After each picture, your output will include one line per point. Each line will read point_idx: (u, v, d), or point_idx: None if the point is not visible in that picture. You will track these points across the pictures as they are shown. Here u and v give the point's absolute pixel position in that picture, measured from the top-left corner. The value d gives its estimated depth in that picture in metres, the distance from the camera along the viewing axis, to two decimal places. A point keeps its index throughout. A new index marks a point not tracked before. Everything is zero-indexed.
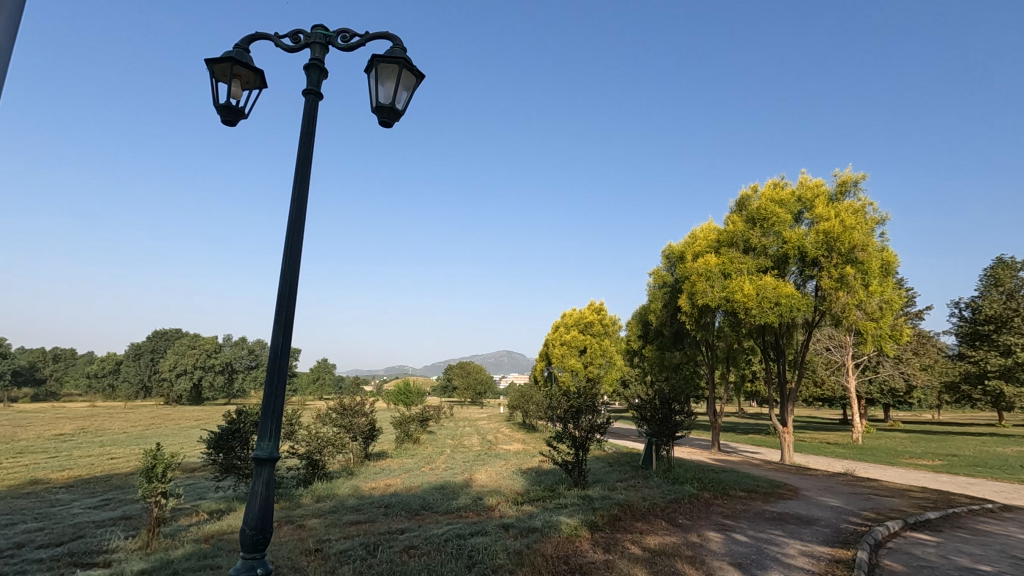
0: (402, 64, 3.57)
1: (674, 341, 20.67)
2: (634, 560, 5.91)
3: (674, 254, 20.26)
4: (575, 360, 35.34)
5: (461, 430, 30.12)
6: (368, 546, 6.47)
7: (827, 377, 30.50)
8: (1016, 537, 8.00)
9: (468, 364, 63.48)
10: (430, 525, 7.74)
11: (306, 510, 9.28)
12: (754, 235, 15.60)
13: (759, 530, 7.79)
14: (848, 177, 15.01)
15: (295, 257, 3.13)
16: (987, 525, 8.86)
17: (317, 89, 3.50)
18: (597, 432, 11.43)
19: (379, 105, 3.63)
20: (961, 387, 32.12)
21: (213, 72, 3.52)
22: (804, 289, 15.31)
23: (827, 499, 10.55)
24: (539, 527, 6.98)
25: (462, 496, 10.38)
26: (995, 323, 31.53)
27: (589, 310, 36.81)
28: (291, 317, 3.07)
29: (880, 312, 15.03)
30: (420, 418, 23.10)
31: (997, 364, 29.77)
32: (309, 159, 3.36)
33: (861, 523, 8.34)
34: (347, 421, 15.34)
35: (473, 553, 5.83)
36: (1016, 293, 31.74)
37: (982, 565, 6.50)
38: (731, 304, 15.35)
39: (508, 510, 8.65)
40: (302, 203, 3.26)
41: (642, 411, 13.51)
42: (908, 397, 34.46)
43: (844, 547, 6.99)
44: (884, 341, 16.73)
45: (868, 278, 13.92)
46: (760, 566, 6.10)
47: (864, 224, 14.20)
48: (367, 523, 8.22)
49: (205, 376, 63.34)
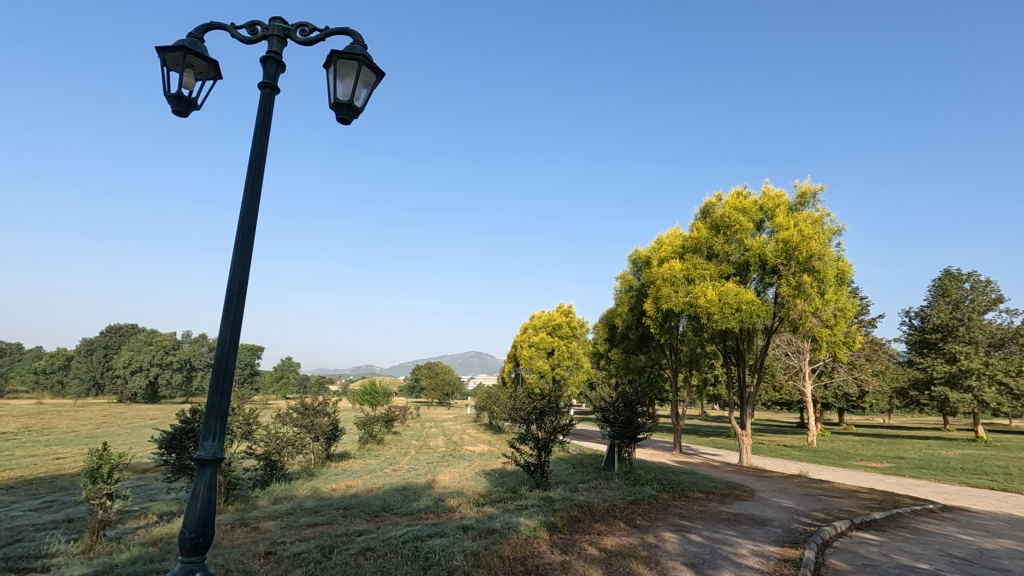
0: (361, 61, 3.54)
1: (639, 345, 20.95)
2: (590, 561, 5.98)
3: (640, 259, 20.57)
4: (543, 361, 35.50)
5: (427, 431, 30.00)
6: (324, 548, 6.36)
7: (785, 381, 31.45)
8: (954, 536, 8.39)
9: (436, 364, 63.13)
10: (389, 526, 7.67)
11: (261, 512, 9.03)
12: (717, 241, 15.95)
13: (713, 530, 7.98)
14: (808, 188, 15.52)
15: (244, 257, 3.06)
16: (927, 525, 9.28)
17: (273, 82, 3.44)
18: (561, 433, 11.51)
19: (337, 101, 3.59)
20: (909, 392, 33.48)
21: (164, 61, 3.42)
22: (764, 295, 15.76)
23: (780, 500, 10.85)
24: (498, 529, 6.98)
25: (423, 497, 10.36)
26: (942, 332, 33.02)
27: (558, 313, 37.00)
28: (240, 316, 2.99)
29: (834, 320, 15.63)
30: (385, 419, 22.84)
31: (943, 371, 31.24)
32: (264, 155, 3.29)
33: (811, 524, 8.64)
34: (308, 421, 14.99)
35: (430, 555, 5.79)
36: (962, 303, 33.36)
37: (921, 563, 6.81)
38: (694, 309, 15.67)
39: (469, 510, 8.68)
40: (254, 202, 3.19)
41: (605, 413, 13.65)
42: (860, 402, 35.84)
43: (793, 546, 7.23)
44: (838, 348, 17.37)
45: (824, 286, 14.44)
46: (712, 566, 6.23)
47: (822, 235, 14.71)
48: (325, 525, 8.10)
49: (161, 373, 61.25)
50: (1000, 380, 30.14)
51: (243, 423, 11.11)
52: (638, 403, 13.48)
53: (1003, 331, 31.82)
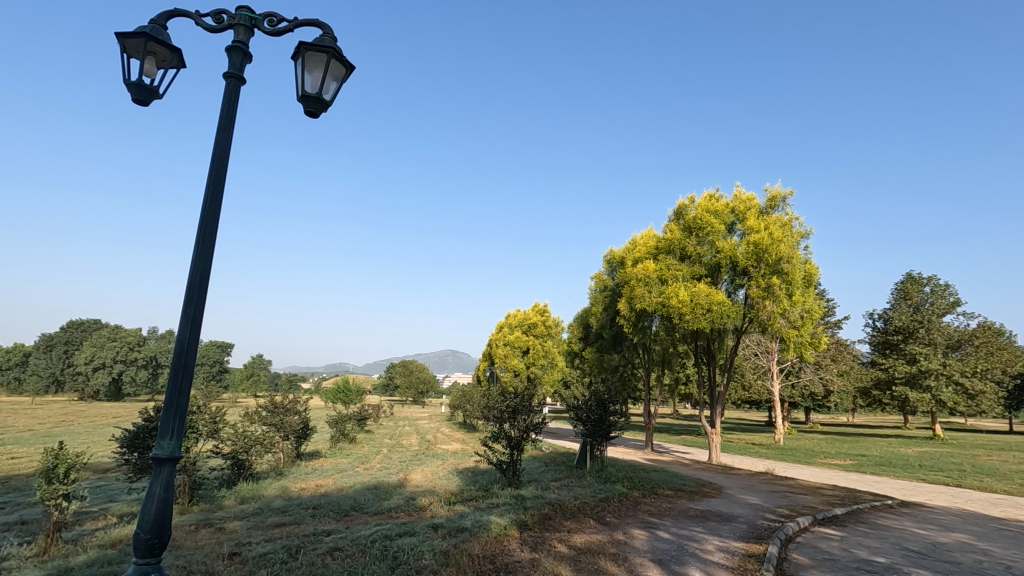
0: (330, 54, 3.49)
1: (612, 344, 21.13)
2: (559, 558, 6.01)
3: (615, 259, 20.77)
4: (518, 360, 35.53)
5: (400, 430, 29.76)
6: (290, 548, 6.27)
7: (754, 381, 32.13)
8: (910, 531, 8.68)
9: (411, 362, 62.79)
10: (358, 526, 7.57)
11: (226, 512, 8.85)
12: (690, 243, 16.17)
13: (681, 527, 8.12)
14: (778, 193, 15.86)
15: (206, 251, 2.99)
16: (886, 520, 9.60)
17: (239, 73, 3.36)
18: (534, 431, 11.54)
19: (305, 93, 3.53)
20: (872, 392, 34.52)
21: (123, 47, 3.31)
22: (734, 296, 16.06)
23: (746, 497, 11.08)
24: (468, 527, 6.97)
25: (394, 496, 10.26)
26: (904, 333, 34.13)
27: (534, 311, 37.11)
28: (200, 311, 2.93)
29: (801, 321, 16.06)
30: (357, 417, 22.60)
31: (904, 371, 32.29)
32: (228, 145, 3.22)
33: (775, 520, 8.85)
34: (278, 419, 14.73)
35: (398, 555, 5.75)
36: (922, 306, 34.54)
37: (878, 557, 7.02)
38: (666, 309, 15.87)
39: (440, 510, 8.62)
40: (217, 196, 3.12)
41: (578, 411, 13.73)
42: (826, 401, 36.82)
43: (757, 542, 7.40)
44: (805, 349, 17.82)
45: (792, 288, 14.82)
46: (679, 562, 6.33)
47: (791, 238, 15.08)
48: (293, 525, 7.98)
49: (126, 370, 59.46)
50: (957, 380, 31.35)
51: (208, 421, 10.80)
52: (611, 402, 13.60)
53: (961, 333, 33.09)
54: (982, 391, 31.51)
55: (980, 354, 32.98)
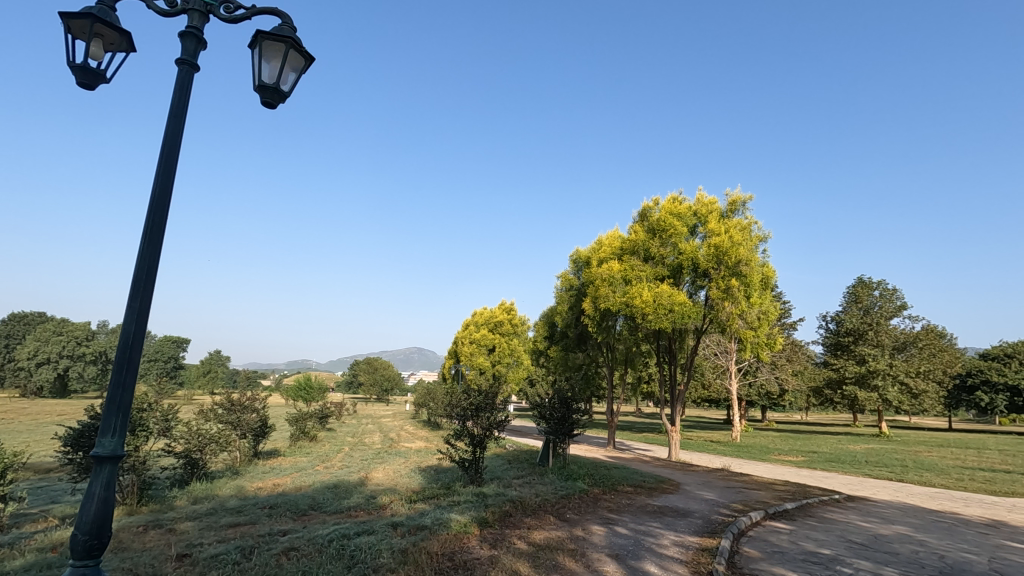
0: (289, 43, 3.43)
1: (577, 343, 21.33)
2: (518, 555, 6.05)
3: (581, 258, 20.97)
4: (483, 358, 35.51)
5: (362, 428, 29.37)
6: (244, 548, 6.12)
7: (714, 380, 32.99)
8: (854, 524, 9.08)
9: (375, 359, 62.05)
10: (316, 525, 7.44)
11: (178, 512, 8.59)
12: (654, 244, 16.45)
13: (638, 522, 8.28)
14: (738, 197, 16.31)
15: (153, 243, 2.90)
16: (832, 513, 10.03)
17: (192, 59, 3.26)
18: (496, 429, 11.58)
19: (262, 84, 3.46)
20: (824, 391, 35.92)
21: (68, 27, 3.17)
22: (695, 297, 16.43)
23: (702, 493, 11.38)
24: (428, 525, 6.95)
25: (354, 495, 10.09)
26: (854, 335, 35.58)
27: (500, 310, 37.11)
28: (146, 304, 2.84)
29: (758, 322, 16.57)
30: (319, 414, 22.19)
31: (854, 371, 33.67)
32: (179, 133, 3.12)
33: (728, 515, 9.13)
34: (234, 417, 14.32)
35: (355, 554, 5.68)
36: (872, 309, 36.05)
37: (824, 549, 7.32)
38: (630, 309, 16.12)
39: (400, 508, 8.55)
40: (167, 183, 3.03)
41: (541, 409, 13.78)
42: (781, 399, 38.10)
43: (711, 536, 7.60)
44: (761, 349, 18.36)
45: (750, 290, 15.31)
46: (635, 557, 6.45)
47: (749, 242, 15.58)
48: (248, 525, 7.77)
49: (73, 365, 56.88)
50: (902, 380, 32.92)
51: (160, 419, 10.36)
52: (573, 400, 13.74)
53: (906, 335, 34.79)
54: (924, 391, 33.18)
55: (924, 356, 34.71)
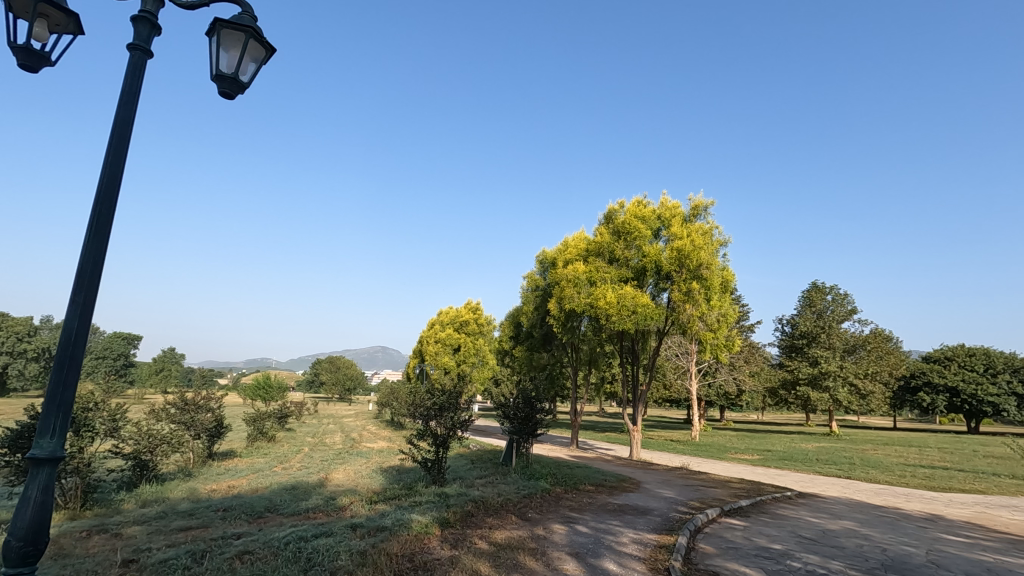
0: (249, 34, 3.34)
1: (542, 343, 21.43)
2: (479, 555, 6.04)
3: (547, 259, 21.09)
4: (448, 358, 35.33)
5: (324, 428, 28.81)
6: (195, 553, 5.90)
7: (675, 381, 33.72)
8: (803, 519, 9.43)
9: (338, 358, 60.98)
10: (272, 528, 7.27)
11: (125, 516, 8.24)
12: (618, 246, 16.69)
13: (599, 521, 8.39)
14: (700, 202, 16.71)
15: (100, 235, 2.78)
16: (784, 510, 10.39)
17: (145, 45, 3.14)
18: (460, 429, 11.54)
19: (220, 73, 3.36)
20: (779, 391, 37.18)
21: (9, 5, 3.01)
22: (658, 299, 16.73)
23: (662, 491, 11.62)
24: (388, 525, 6.86)
25: (313, 497, 9.89)
26: (808, 338, 36.95)
27: (466, 309, 37.01)
28: (91, 298, 2.72)
29: (718, 324, 17.00)
30: (277, 414, 21.63)
31: (807, 373, 34.98)
32: (130, 121, 3.01)
33: (686, 512, 9.34)
34: (188, 417, 13.82)
35: (313, 556, 5.58)
36: (824, 313, 37.52)
37: (775, 544, 7.57)
38: (595, 310, 16.31)
39: (360, 509, 8.43)
40: (116, 172, 2.91)
41: (505, 409, 13.78)
42: (739, 399, 39.24)
43: (668, 533, 7.77)
44: (720, 351, 18.83)
45: (710, 293, 15.72)
46: (594, 555, 6.54)
47: (710, 246, 15.98)
48: (200, 529, 7.50)
49: (12, 363, 53.85)
50: (851, 381, 34.37)
51: (108, 419, 9.91)
52: (538, 399, 13.81)
53: (856, 338, 36.34)
54: (871, 392, 34.74)
55: (872, 358, 36.33)
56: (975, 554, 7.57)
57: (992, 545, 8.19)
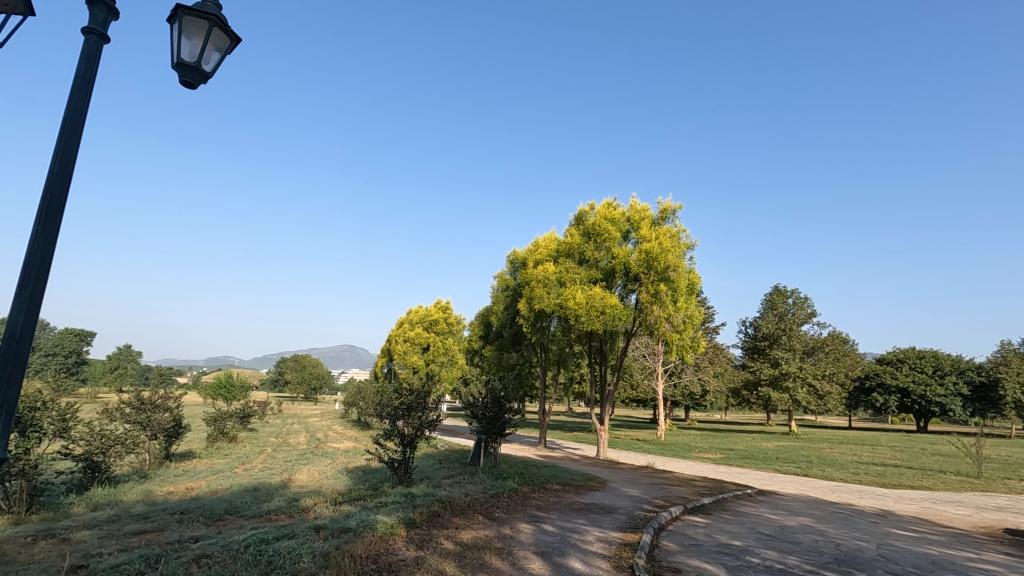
0: (213, 22, 3.25)
1: (511, 343, 21.44)
2: (444, 555, 6.01)
3: (518, 259, 21.12)
4: (417, 357, 35.04)
5: (287, 428, 28.19)
6: (149, 557, 5.69)
7: (642, 381, 34.22)
8: (763, 516, 9.70)
9: (304, 357, 59.76)
10: (232, 531, 7.08)
11: (73, 521, 7.89)
12: (588, 248, 16.85)
13: (565, 519, 8.45)
14: (669, 206, 17.01)
15: (49, 226, 2.66)
16: (745, 507, 10.67)
17: (102, 30, 3.02)
18: (428, 428, 11.44)
19: (181, 62, 3.25)
20: (742, 392, 38.14)
21: None
22: (626, 301, 16.95)
23: (627, 490, 11.78)
24: (353, 527, 6.76)
25: (275, 498, 9.67)
26: (770, 340, 38.01)
27: (435, 308, 36.79)
28: (38, 291, 2.60)
29: (684, 326, 17.30)
30: (240, 414, 21.06)
31: (769, 373, 35.99)
32: (83, 108, 2.88)
33: (650, 510, 9.51)
34: (144, 417, 13.33)
35: (273, 559, 5.45)
36: (785, 315, 38.65)
37: (735, 540, 7.77)
38: (564, 310, 16.42)
39: (324, 511, 8.29)
40: (67, 160, 2.79)
41: (473, 408, 13.73)
42: (703, 399, 40.10)
43: (633, 531, 7.89)
44: (686, 352, 19.16)
45: (676, 295, 16.01)
46: (560, 553, 6.60)
47: (678, 248, 16.27)
48: (155, 533, 7.25)
49: None
50: (810, 382, 35.51)
51: (57, 418, 9.51)
52: (506, 399, 13.81)
53: (814, 341, 37.57)
54: (828, 392, 35.97)
55: (829, 360, 37.61)
56: (922, 547, 7.93)
57: (937, 539, 8.60)
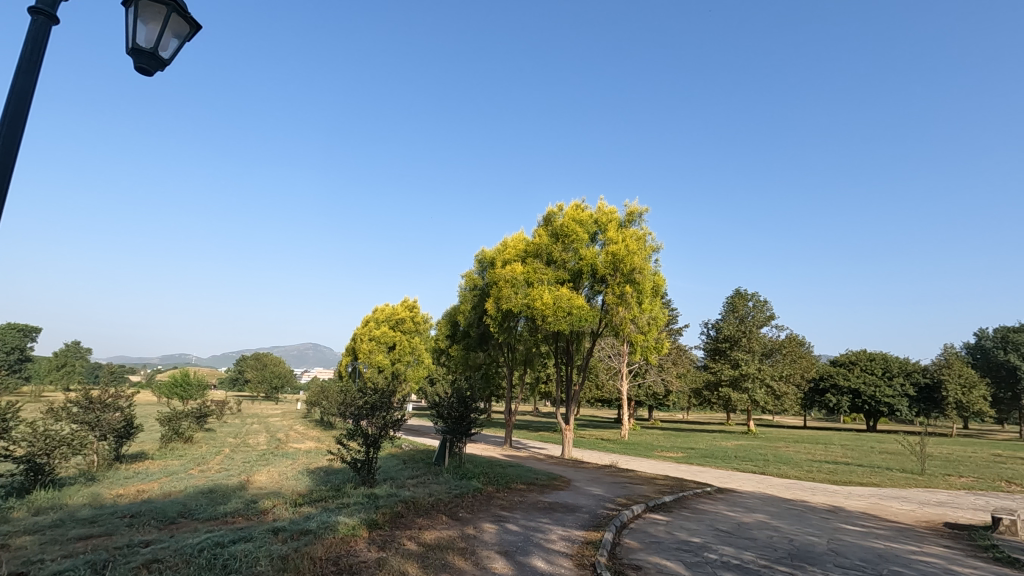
0: (171, 7, 3.13)
1: (479, 343, 21.41)
2: (407, 556, 5.96)
3: (486, 259, 21.08)
4: (383, 356, 34.62)
5: (247, 428, 27.43)
6: (96, 564, 5.44)
7: (607, 381, 34.68)
8: (721, 513, 9.97)
9: (265, 355, 58.24)
10: (185, 534, 6.84)
11: (13, 526, 7.49)
12: (556, 249, 16.96)
13: (529, 519, 8.49)
14: (635, 209, 17.28)
15: None
16: (704, 505, 10.94)
17: (51, 10, 2.88)
18: (393, 428, 11.31)
19: (136, 47, 3.13)
20: (703, 392, 39.07)
21: None
22: (593, 302, 17.13)
23: (591, 489, 11.93)
24: (313, 529, 6.63)
25: (232, 500, 9.39)
26: (730, 341, 39.03)
27: (402, 307, 36.40)
28: None
29: (649, 327, 17.60)
30: (196, 413, 20.36)
31: (729, 374, 36.98)
32: (29, 91, 2.75)
33: (613, 508, 9.64)
34: (93, 417, 12.75)
35: (229, 563, 5.28)
36: (746, 318, 39.76)
37: (695, 537, 7.95)
38: (531, 310, 16.49)
39: (284, 513, 8.10)
40: (11, 145, 2.65)
41: (439, 408, 13.65)
42: (666, 399, 40.90)
43: (595, 529, 7.99)
44: (651, 353, 19.49)
45: (642, 297, 16.28)
46: (523, 552, 6.62)
47: (643, 251, 16.55)
48: (103, 537, 6.95)
49: None
50: (768, 383, 36.66)
51: None
52: (472, 399, 13.77)
53: (773, 343, 38.79)
54: (785, 393, 37.21)
55: (786, 361, 38.90)
56: (869, 541, 8.29)
57: (883, 533, 9.01)
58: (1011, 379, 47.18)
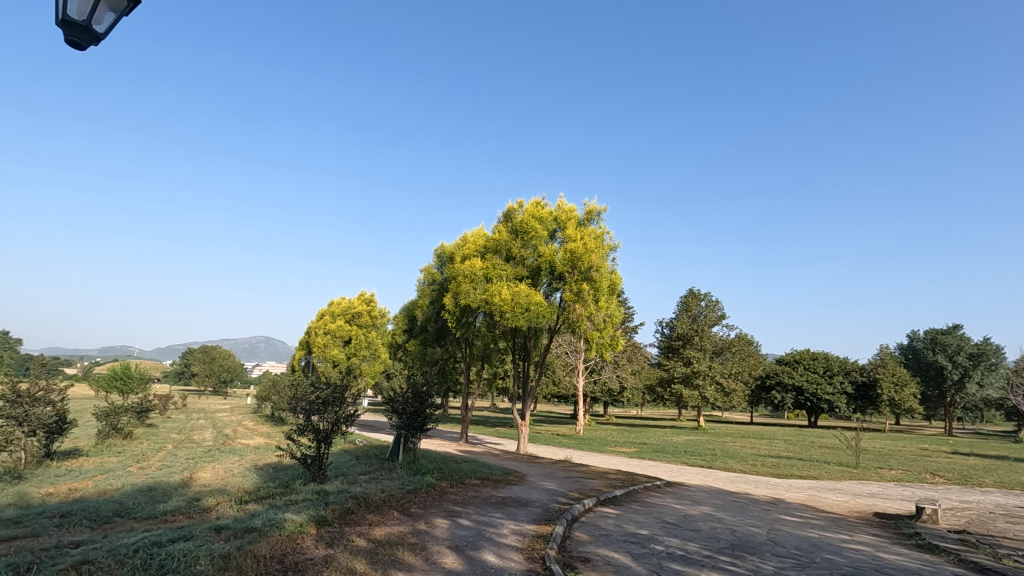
0: None
1: (436, 338, 21.25)
2: (355, 552, 5.88)
3: (445, 254, 20.91)
4: (338, 350, 33.89)
5: (191, 423, 26.34)
6: (18, 565, 5.12)
7: (564, 377, 35.08)
8: (669, 506, 10.26)
9: (213, 348, 56.00)
10: (119, 535, 6.46)
11: None
12: (515, 245, 17.00)
13: (482, 514, 8.52)
14: (594, 208, 17.50)
15: None
16: (653, 498, 11.25)
17: None
18: (345, 424, 11.10)
19: (67, 20, 2.96)
20: (657, 389, 40.06)
21: None
22: (550, 299, 17.26)
23: (544, 483, 12.07)
24: (258, 526, 6.44)
25: (173, 498, 9.02)
26: (683, 339, 40.10)
27: (359, 301, 35.68)
28: None
29: (604, 324, 17.84)
30: (136, 408, 19.40)
31: (681, 372, 38.08)
32: None
33: (565, 502, 9.78)
34: (20, 411, 11.99)
35: (165, 563, 5.07)
36: (698, 317, 40.99)
37: (642, 530, 8.15)
38: (489, 306, 16.48)
39: (228, 510, 7.85)
40: None
41: (394, 403, 13.47)
42: (621, 395, 41.73)
43: (547, 523, 8.09)
44: (606, 350, 19.75)
45: (598, 294, 16.52)
46: (474, 547, 6.64)
47: (601, 250, 16.78)
48: (27, 539, 6.55)
49: None
50: (717, 380, 37.91)
51: None
52: (427, 394, 13.66)
53: (723, 342, 40.12)
54: (733, 389, 38.59)
55: (735, 359, 40.36)
56: (805, 531, 8.72)
57: (818, 523, 9.50)
58: (938, 379, 50.54)
